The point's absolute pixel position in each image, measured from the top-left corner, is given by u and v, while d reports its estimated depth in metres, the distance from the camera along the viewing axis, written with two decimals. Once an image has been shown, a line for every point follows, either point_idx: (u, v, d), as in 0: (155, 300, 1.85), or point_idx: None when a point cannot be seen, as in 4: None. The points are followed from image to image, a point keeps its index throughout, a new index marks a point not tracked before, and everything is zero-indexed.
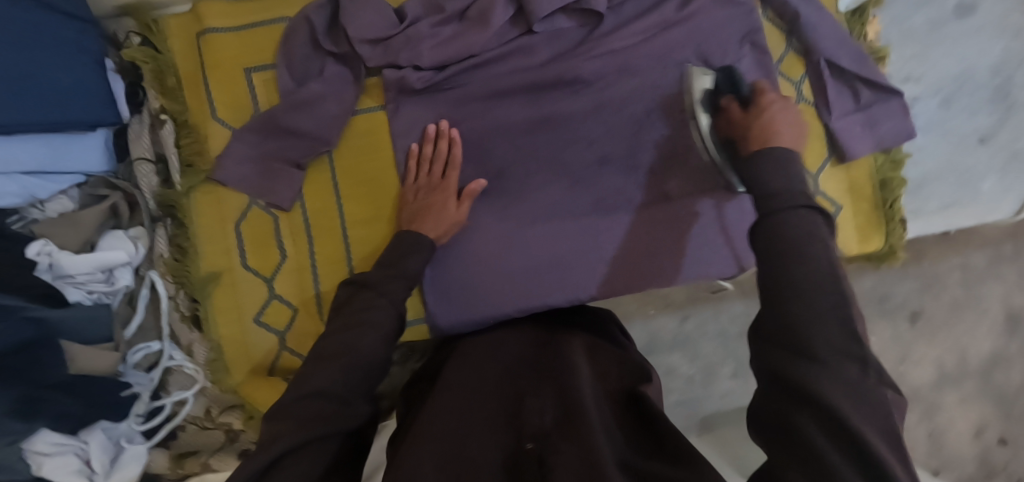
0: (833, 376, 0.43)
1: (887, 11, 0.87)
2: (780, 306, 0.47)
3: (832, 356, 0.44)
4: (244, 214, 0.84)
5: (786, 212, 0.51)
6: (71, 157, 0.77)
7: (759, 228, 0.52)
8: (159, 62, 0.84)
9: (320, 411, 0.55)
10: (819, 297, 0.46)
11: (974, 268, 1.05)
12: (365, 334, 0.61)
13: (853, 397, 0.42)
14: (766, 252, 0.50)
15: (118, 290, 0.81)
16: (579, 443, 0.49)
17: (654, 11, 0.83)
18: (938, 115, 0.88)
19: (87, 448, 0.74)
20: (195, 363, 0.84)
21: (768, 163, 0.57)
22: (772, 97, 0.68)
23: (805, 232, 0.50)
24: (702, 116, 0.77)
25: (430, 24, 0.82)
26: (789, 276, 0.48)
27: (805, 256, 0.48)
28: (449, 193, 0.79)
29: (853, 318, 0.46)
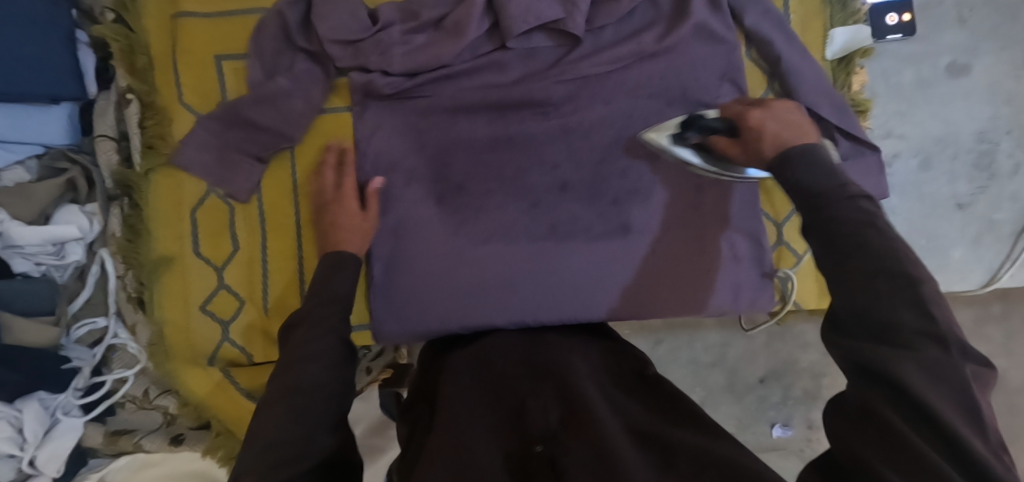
0: (914, 357, 0.39)
1: (877, 63, 0.86)
2: (850, 293, 0.44)
3: (913, 336, 0.40)
4: (201, 201, 0.84)
5: (841, 199, 0.48)
6: (29, 129, 0.79)
7: (818, 209, 0.49)
8: (130, 41, 0.83)
9: (278, 456, 0.51)
10: (880, 277, 0.43)
11: (960, 327, 0.99)
12: (307, 364, 0.58)
13: (938, 381, 0.38)
14: (828, 244, 0.47)
15: (68, 264, 0.82)
16: (590, 441, 0.47)
17: (631, 40, 0.83)
18: (914, 177, 0.86)
19: (20, 416, 0.76)
20: (139, 344, 0.85)
21: (804, 162, 0.54)
22: (754, 113, 0.66)
23: (868, 219, 0.46)
24: (687, 155, 0.79)
25: (402, 31, 0.82)
26: (860, 258, 0.44)
27: (863, 243, 0.44)
28: (346, 198, 0.79)
29: (928, 297, 0.41)
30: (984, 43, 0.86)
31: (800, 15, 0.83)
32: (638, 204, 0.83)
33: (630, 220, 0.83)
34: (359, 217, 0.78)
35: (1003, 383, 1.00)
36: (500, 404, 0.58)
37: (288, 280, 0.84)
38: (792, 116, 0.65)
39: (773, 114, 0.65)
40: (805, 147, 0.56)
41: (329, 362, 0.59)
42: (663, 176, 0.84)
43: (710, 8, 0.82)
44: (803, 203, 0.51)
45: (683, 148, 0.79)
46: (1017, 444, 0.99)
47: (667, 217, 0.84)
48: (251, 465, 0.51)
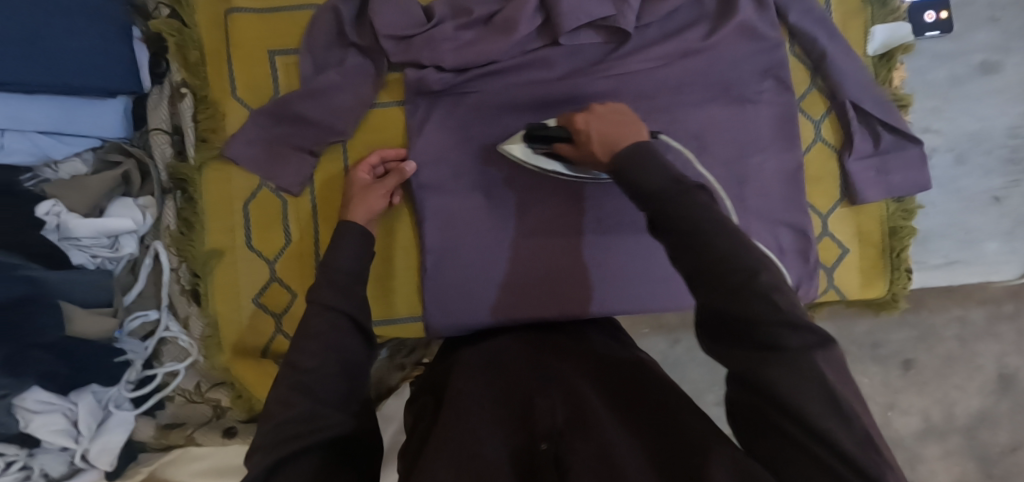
0: (788, 365, 0.42)
1: (913, 60, 0.88)
2: (708, 291, 0.45)
3: (772, 331, 0.42)
4: (253, 194, 0.84)
5: (683, 194, 0.48)
6: (84, 121, 0.78)
7: (661, 211, 0.49)
8: (183, 36, 0.84)
9: (286, 432, 0.52)
10: (730, 272, 0.44)
11: (972, 325, 1.01)
12: (313, 347, 0.57)
13: (806, 380, 0.41)
14: (676, 244, 0.47)
15: (122, 257, 0.82)
16: (595, 443, 0.46)
17: (677, 36, 0.83)
18: (948, 172, 0.89)
19: (74, 409, 0.76)
20: (190, 337, 0.85)
21: (640, 165, 0.52)
22: (577, 120, 0.67)
23: (705, 215, 0.47)
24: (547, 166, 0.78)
25: (454, 27, 0.82)
26: (706, 260, 0.45)
27: (704, 240, 0.46)
28: (358, 182, 0.80)
29: (771, 286, 0.43)
30: (1016, 42, 0.88)
31: (841, 12, 0.85)
32: None
33: None
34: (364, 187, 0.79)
35: (1014, 379, 1.01)
36: (506, 404, 0.56)
37: None
38: (618, 115, 0.65)
39: (596, 116, 0.65)
40: (635, 147, 0.54)
41: (332, 344, 0.58)
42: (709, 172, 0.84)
43: (756, 7, 0.83)
44: (645, 205, 0.50)
45: (540, 155, 0.77)
46: None
47: None
48: (276, 434, 0.52)
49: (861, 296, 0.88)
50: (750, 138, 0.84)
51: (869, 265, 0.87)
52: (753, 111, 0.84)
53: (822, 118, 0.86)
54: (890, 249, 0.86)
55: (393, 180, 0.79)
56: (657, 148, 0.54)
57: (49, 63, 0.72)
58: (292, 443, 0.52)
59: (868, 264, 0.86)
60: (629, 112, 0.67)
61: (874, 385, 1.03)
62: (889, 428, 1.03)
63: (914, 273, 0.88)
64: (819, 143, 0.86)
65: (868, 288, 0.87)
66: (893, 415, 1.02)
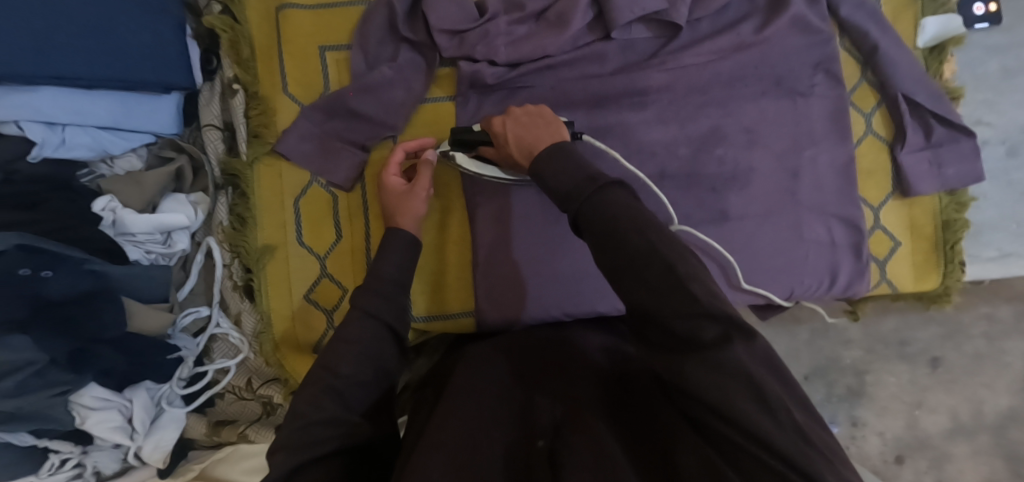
0: (705, 361, 0.45)
1: (964, 53, 0.89)
2: (632, 290, 0.50)
3: (683, 324, 0.47)
4: (303, 190, 0.85)
5: (598, 192, 0.53)
6: (140, 116, 0.78)
7: (583, 211, 0.54)
8: (236, 32, 0.84)
9: (313, 437, 0.52)
10: (647, 270, 0.49)
11: (999, 322, 1.00)
12: (346, 354, 0.58)
13: (724, 376, 0.44)
14: (598, 242, 0.52)
15: (175, 253, 0.81)
16: (589, 438, 0.50)
17: (729, 31, 0.84)
18: (1002, 164, 0.89)
19: (129, 406, 0.76)
20: (241, 333, 0.85)
21: (550, 163, 0.58)
22: (494, 124, 0.71)
23: (622, 211, 0.52)
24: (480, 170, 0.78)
25: (507, 22, 0.82)
26: (620, 262, 0.51)
27: (620, 240, 0.50)
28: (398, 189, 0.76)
29: (688, 276, 0.48)
30: None
31: (891, 5, 0.85)
32: (737, 191, 0.84)
33: (727, 207, 0.84)
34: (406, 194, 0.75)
35: None
36: (507, 400, 0.59)
37: None
38: (532, 116, 0.69)
39: (511, 119, 0.69)
40: (553, 147, 0.60)
41: (366, 351, 0.59)
42: (760, 165, 0.84)
43: (807, 1, 0.83)
44: (565, 206, 0.56)
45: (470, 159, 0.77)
46: None
47: (767, 204, 0.84)
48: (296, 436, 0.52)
49: (915, 290, 0.88)
50: (802, 131, 0.84)
51: (921, 259, 0.86)
52: (806, 105, 0.84)
53: (873, 111, 0.86)
54: (944, 242, 0.85)
55: (426, 179, 0.76)
56: (573, 146, 0.60)
57: (104, 56, 0.72)
58: (315, 447, 0.52)
59: (919, 256, 0.86)
60: (545, 110, 0.70)
61: (902, 383, 1.02)
62: (918, 427, 1.01)
63: (967, 266, 0.88)
64: (870, 136, 0.86)
65: (920, 282, 0.87)
66: (921, 414, 1.01)
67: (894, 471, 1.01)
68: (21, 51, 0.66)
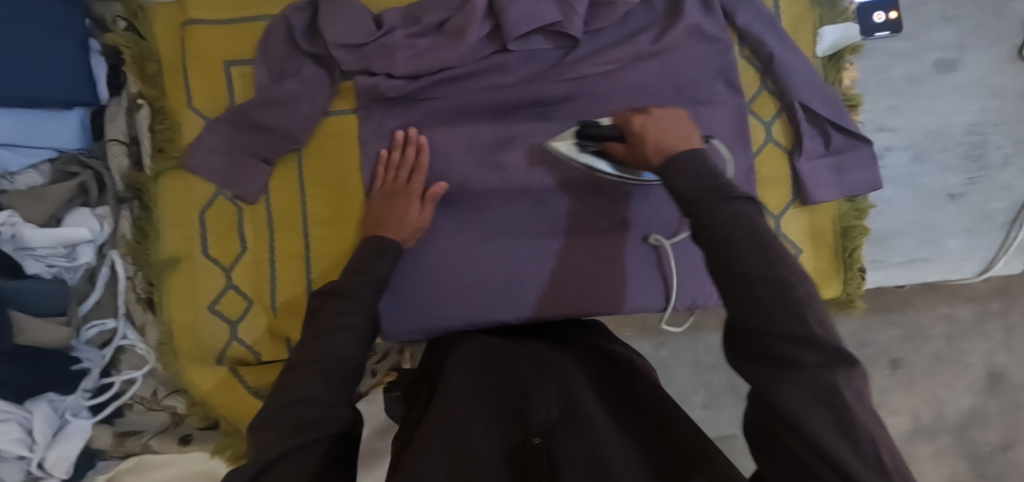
0: (802, 382, 0.43)
1: (868, 59, 0.89)
2: (739, 302, 0.47)
3: (787, 345, 0.44)
4: (210, 203, 0.85)
5: (727, 203, 0.51)
6: (43, 133, 0.80)
7: (699, 218, 0.52)
8: (141, 48, 0.86)
9: (307, 416, 0.54)
10: (761, 286, 0.46)
11: (959, 323, 1.03)
12: (347, 338, 0.61)
13: (819, 401, 0.42)
14: (710, 250, 0.50)
15: (79, 266, 0.83)
16: (587, 443, 0.50)
17: (629, 41, 0.84)
18: (908, 170, 0.88)
19: (30, 417, 0.76)
20: (147, 344, 0.87)
21: (686, 170, 0.56)
22: (634, 121, 0.67)
23: (743, 224, 0.49)
24: (595, 163, 0.78)
25: (406, 35, 0.83)
26: (739, 271, 0.47)
27: (738, 252, 0.48)
28: (413, 197, 0.79)
29: (803, 300, 0.45)
30: (972, 39, 0.88)
31: (791, 14, 0.85)
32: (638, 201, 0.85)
33: (630, 216, 0.85)
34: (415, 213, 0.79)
35: (1002, 378, 1.02)
36: (503, 400, 0.57)
37: (294, 280, 0.85)
38: (677, 122, 0.65)
39: (654, 120, 0.65)
40: (691, 154, 0.57)
41: (364, 336, 0.63)
42: None
43: (702, 10, 0.84)
44: (686, 211, 0.54)
45: (588, 152, 0.78)
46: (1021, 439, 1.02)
47: (663, 215, 0.86)
48: (279, 417, 0.54)
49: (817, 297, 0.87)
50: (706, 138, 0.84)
51: (824, 265, 0.86)
52: (709, 113, 0.84)
53: (773, 119, 0.86)
54: (843, 249, 0.86)
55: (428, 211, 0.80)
56: (709, 157, 0.57)
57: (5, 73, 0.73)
58: (299, 432, 0.53)
59: (822, 263, 0.86)
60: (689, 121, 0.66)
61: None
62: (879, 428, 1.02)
63: (870, 272, 0.88)
64: (770, 144, 0.86)
65: (824, 289, 0.86)
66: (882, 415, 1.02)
67: None
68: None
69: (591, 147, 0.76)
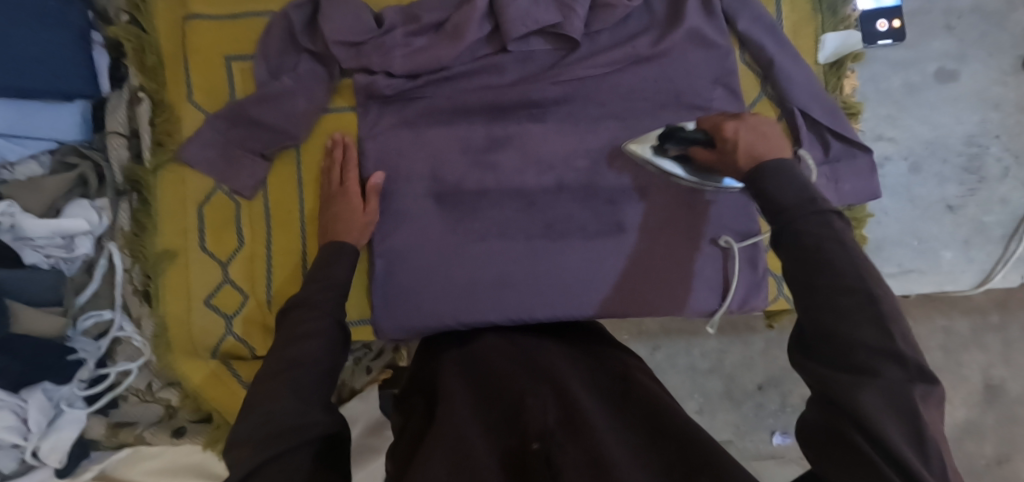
0: (879, 387, 0.44)
1: (868, 68, 0.88)
2: (816, 311, 0.48)
3: (870, 355, 0.44)
4: (208, 197, 0.86)
5: (817, 214, 0.51)
6: (40, 124, 0.80)
7: (788, 226, 0.52)
8: (141, 41, 0.85)
9: (284, 425, 0.55)
10: (840, 296, 0.47)
11: (957, 335, 1.02)
12: (307, 345, 0.62)
13: (893, 409, 0.43)
14: (792, 257, 0.50)
15: (77, 257, 0.83)
16: (587, 444, 0.49)
17: (627, 44, 0.84)
18: (905, 180, 0.88)
19: (24, 406, 0.77)
20: (143, 337, 0.87)
21: (777, 176, 0.55)
22: (726, 126, 0.65)
23: (831, 235, 0.49)
24: (673, 167, 0.80)
25: (404, 34, 0.83)
26: (827, 279, 0.47)
27: (823, 260, 0.48)
28: (351, 193, 0.81)
29: (888, 313, 0.46)
30: (973, 50, 0.88)
31: (792, 20, 0.85)
32: (632, 202, 0.85)
33: (624, 218, 0.85)
34: (361, 209, 0.80)
35: (999, 391, 1.02)
36: (501, 407, 0.58)
37: (290, 275, 0.86)
38: (771, 129, 0.63)
39: (748, 126, 0.63)
40: (778, 162, 0.57)
41: (330, 343, 0.63)
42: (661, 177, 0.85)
43: (703, 15, 0.84)
44: (774, 220, 0.53)
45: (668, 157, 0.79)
46: (1016, 453, 1.01)
47: (662, 218, 0.85)
48: (252, 434, 0.54)
49: None
50: None
51: None
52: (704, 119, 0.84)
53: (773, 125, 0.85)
54: None
55: (373, 201, 0.81)
56: (796, 166, 0.57)
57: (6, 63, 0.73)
58: (272, 444, 0.53)
59: None
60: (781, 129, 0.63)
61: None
62: None
63: None
64: None
65: None
66: None
67: None
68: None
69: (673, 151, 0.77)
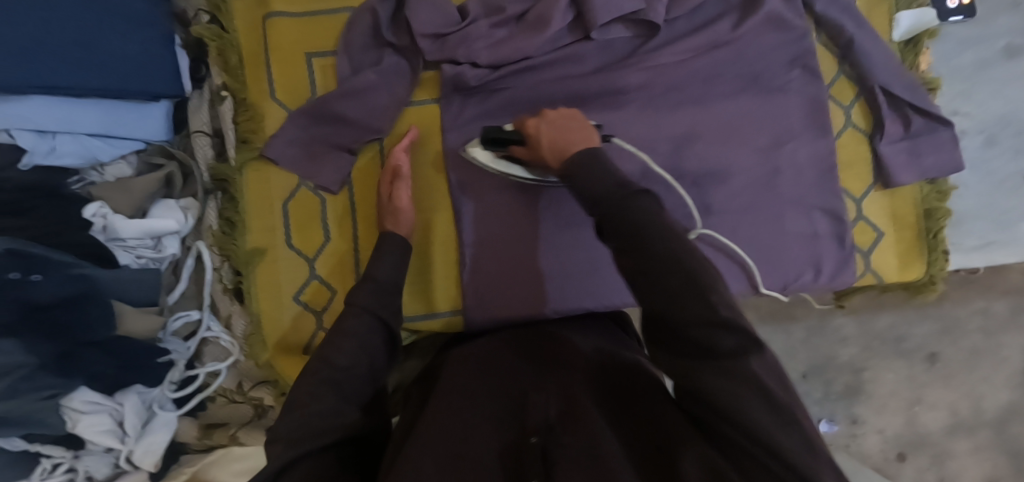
0: (728, 370, 0.46)
1: (939, 45, 0.89)
2: (658, 296, 0.49)
3: (700, 330, 0.47)
4: (292, 194, 0.85)
5: (629, 198, 0.53)
6: (128, 124, 0.79)
7: (607, 216, 0.53)
8: (224, 40, 0.86)
9: (312, 427, 0.54)
10: (671, 277, 0.49)
11: (996, 317, 1.03)
12: (345, 345, 0.62)
13: (751, 388, 0.45)
14: (619, 245, 0.52)
15: (165, 257, 0.83)
16: (583, 436, 0.49)
17: (705, 29, 0.83)
18: (980, 154, 0.89)
19: (121, 409, 0.76)
20: (232, 336, 0.87)
21: (587, 166, 0.57)
22: (530, 125, 0.69)
23: (651, 217, 0.51)
24: (508, 169, 0.76)
25: (488, 25, 0.83)
26: (644, 266, 0.50)
27: (644, 244, 0.50)
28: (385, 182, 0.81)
29: (710, 286, 0.48)
30: None
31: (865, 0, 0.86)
32: (716, 186, 0.83)
33: (710, 201, 0.83)
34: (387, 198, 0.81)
35: None
36: (501, 398, 0.57)
37: None
38: (570, 120, 0.67)
39: (547, 121, 0.67)
40: (588, 153, 0.59)
41: (364, 344, 0.63)
42: (742, 161, 0.83)
43: None
44: (595, 210, 0.55)
45: (498, 159, 0.76)
46: None
47: (750, 198, 0.83)
48: (297, 428, 0.54)
49: (899, 279, 0.88)
50: (782, 127, 0.84)
51: (906, 248, 0.87)
52: (783, 102, 0.84)
53: (852, 103, 0.86)
54: (927, 231, 0.86)
55: (404, 191, 0.80)
56: (606, 155, 0.59)
57: (85, 60, 0.72)
58: (320, 438, 0.53)
59: (904, 246, 0.87)
60: (584, 118, 0.68)
61: (899, 379, 1.04)
62: (917, 423, 1.04)
63: (951, 255, 0.88)
64: (850, 128, 0.86)
65: (905, 271, 0.87)
66: (920, 410, 1.03)
67: (896, 467, 1.03)
68: (12, 46, 0.66)
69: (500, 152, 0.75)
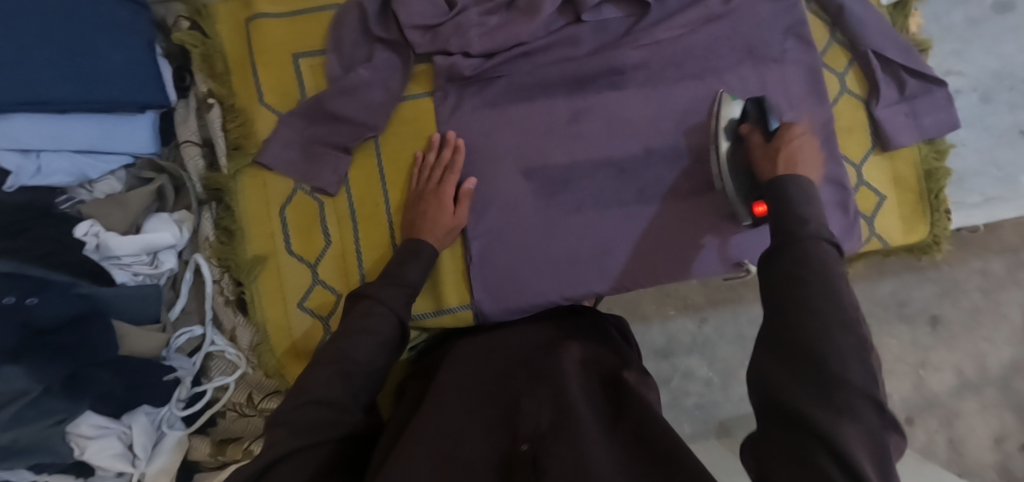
0: (849, 416, 0.43)
1: (928, 7, 0.90)
2: (817, 323, 0.46)
3: (840, 369, 0.44)
4: (289, 198, 0.84)
5: (816, 242, 0.51)
6: (117, 138, 0.76)
7: (785, 247, 0.52)
8: (207, 46, 0.84)
9: (317, 419, 0.55)
10: (835, 316, 0.46)
11: (994, 276, 1.04)
12: (361, 343, 0.61)
13: (864, 440, 0.42)
14: (787, 279, 0.50)
15: (163, 273, 0.80)
16: (578, 447, 0.47)
17: (699, 3, 0.82)
18: (976, 110, 0.90)
19: (128, 432, 0.74)
20: (238, 349, 0.85)
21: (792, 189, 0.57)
22: (796, 132, 0.65)
23: (830, 260, 0.50)
24: (723, 143, 0.75)
25: (479, 13, 0.81)
26: (809, 300, 0.47)
27: (830, 284, 0.48)
28: (444, 200, 0.78)
29: (865, 342, 0.46)
30: None
31: None
32: None
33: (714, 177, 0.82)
34: (450, 215, 0.78)
35: None
36: (497, 404, 0.57)
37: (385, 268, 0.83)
38: (819, 163, 0.65)
39: (808, 144, 0.65)
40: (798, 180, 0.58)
41: (383, 344, 0.62)
42: None
43: None
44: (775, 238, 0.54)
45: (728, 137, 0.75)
46: None
47: None
48: (295, 414, 0.56)
49: (905, 242, 0.88)
50: (781, 97, 0.84)
51: (909, 210, 0.87)
52: (780, 72, 0.84)
53: (846, 70, 0.86)
54: (928, 191, 0.86)
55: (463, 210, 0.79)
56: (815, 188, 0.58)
57: (75, 71, 0.70)
58: (310, 435, 0.54)
59: (907, 209, 0.87)
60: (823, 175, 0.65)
61: (904, 344, 1.05)
62: (924, 387, 1.04)
63: (953, 213, 0.89)
64: (845, 94, 0.86)
65: (911, 233, 0.87)
66: (927, 373, 1.04)
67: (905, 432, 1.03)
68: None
69: (744, 124, 0.73)
